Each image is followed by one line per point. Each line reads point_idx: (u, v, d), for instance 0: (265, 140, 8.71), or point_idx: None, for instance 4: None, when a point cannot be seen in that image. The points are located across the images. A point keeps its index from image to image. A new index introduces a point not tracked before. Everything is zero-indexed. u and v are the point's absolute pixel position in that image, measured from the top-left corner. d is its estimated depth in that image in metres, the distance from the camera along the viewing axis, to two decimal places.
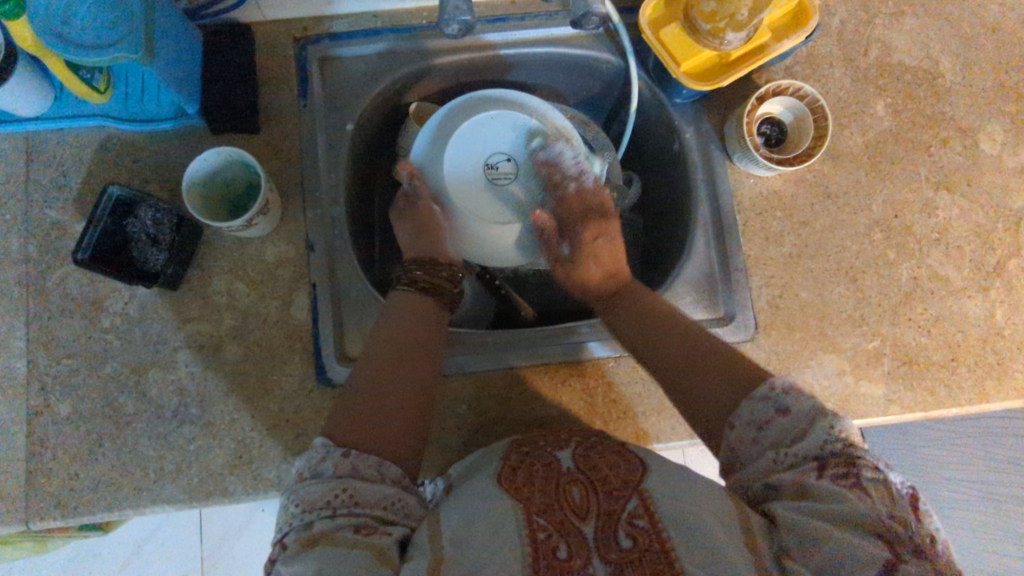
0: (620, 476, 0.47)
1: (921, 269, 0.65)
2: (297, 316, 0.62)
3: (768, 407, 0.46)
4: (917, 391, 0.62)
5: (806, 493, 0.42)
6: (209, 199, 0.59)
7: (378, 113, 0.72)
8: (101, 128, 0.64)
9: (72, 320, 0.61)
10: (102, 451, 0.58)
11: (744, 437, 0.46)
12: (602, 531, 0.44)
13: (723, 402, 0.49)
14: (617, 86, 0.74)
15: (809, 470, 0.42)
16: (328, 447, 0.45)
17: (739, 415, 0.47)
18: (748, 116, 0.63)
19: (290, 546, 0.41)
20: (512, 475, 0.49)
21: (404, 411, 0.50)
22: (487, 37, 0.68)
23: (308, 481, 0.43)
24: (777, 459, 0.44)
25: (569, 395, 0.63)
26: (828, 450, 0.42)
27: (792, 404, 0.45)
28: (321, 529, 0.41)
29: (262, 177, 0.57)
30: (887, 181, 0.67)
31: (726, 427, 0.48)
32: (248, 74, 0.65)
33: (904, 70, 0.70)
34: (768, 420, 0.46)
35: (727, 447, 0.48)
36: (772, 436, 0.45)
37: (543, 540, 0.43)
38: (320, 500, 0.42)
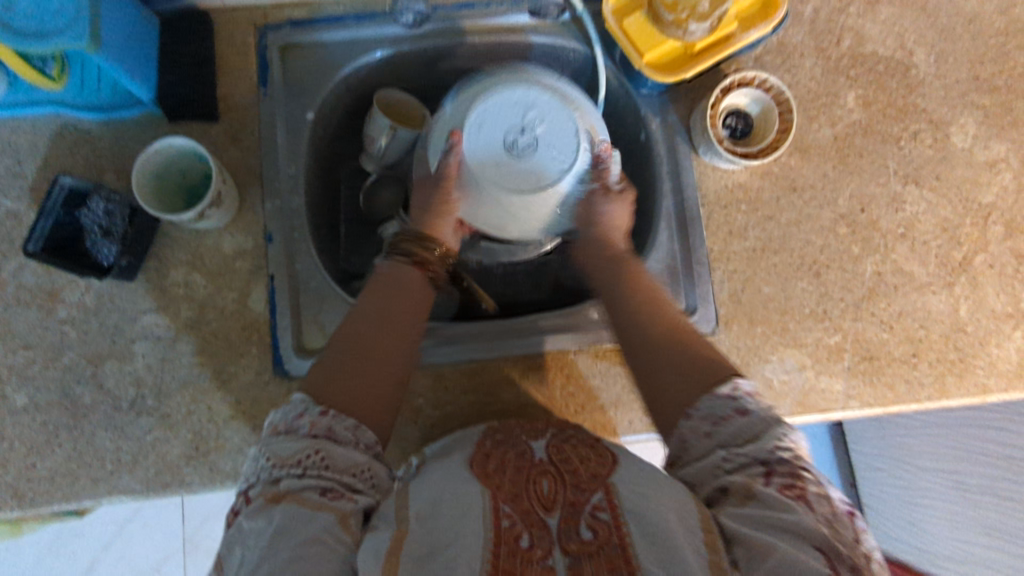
0: (590, 468, 0.46)
1: (886, 263, 0.65)
2: (254, 308, 0.62)
3: (727, 406, 0.46)
4: (876, 387, 0.62)
5: (752, 498, 0.41)
6: (161, 188, 0.58)
7: (341, 101, 0.71)
8: (56, 116, 0.63)
9: (28, 311, 0.61)
10: (59, 442, 0.58)
11: (699, 430, 0.46)
12: (565, 523, 0.42)
13: (685, 391, 0.48)
14: (586, 75, 0.73)
15: (757, 474, 0.42)
16: (306, 404, 0.46)
17: (698, 407, 0.46)
18: (711, 108, 0.62)
19: (255, 500, 0.41)
20: (483, 462, 0.48)
21: (383, 381, 0.50)
22: (453, 24, 0.67)
23: (280, 437, 0.44)
24: (726, 457, 0.44)
25: (528, 388, 0.63)
26: (777, 456, 0.42)
27: (752, 407, 0.45)
28: (288, 488, 0.41)
29: (212, 166, 0.56)
30: (855, 174, 0.66)
31: (681, 416, 0.47)
32: (206, 61, 0.64)
33: (877, 60, 0.68)
34: (727, 418, 0.45)
35: (679, 436, 0.47)
36: (727, 434, 0.44)
37: (506, 530, 0.41)
38: (292, 457, 0.42)
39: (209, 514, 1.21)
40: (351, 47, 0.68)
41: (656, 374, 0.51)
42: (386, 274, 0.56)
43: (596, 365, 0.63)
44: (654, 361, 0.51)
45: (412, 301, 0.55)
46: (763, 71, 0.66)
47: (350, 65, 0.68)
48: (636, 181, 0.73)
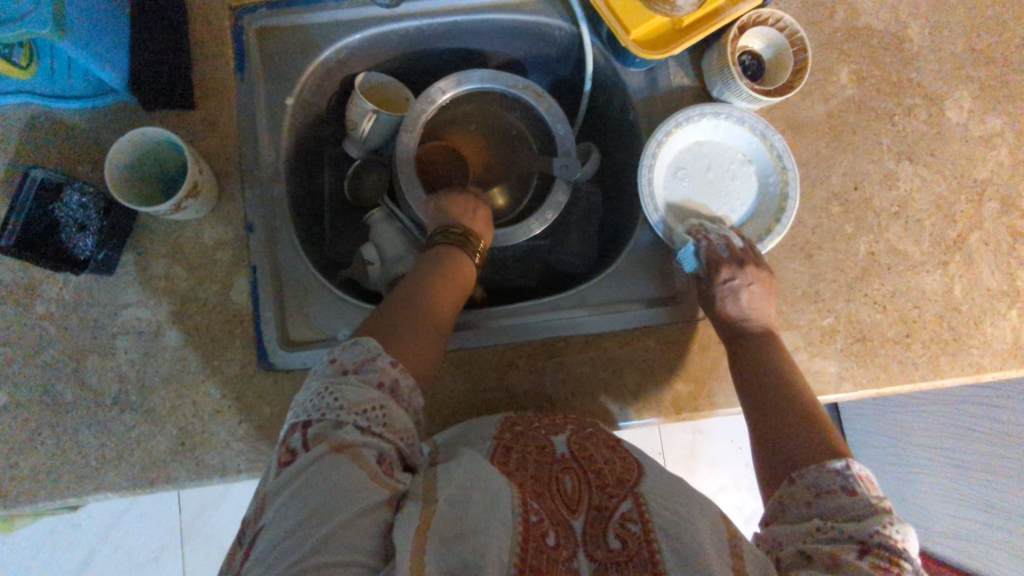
0: (615, 473, 0.48)
1: (880, 243, 0.64)
2: (237, 299, 0.60)
3: (834, 478, 0.42)
4: (870, 368, 0.62)
5: (837, 567, 0.36)
6: (136, 179, 0.56)
7: (323, 85, 0.69)
8: (28, 105, 0.61)
9: (4, 307, 0.59)
10: (42, 439, 0.58)
11: (800, 499, 0.43)
12: (591, 528, 0.44)
13: (799, 456, 0.45)
14: (573, 54, 0.71)
15: (850, 547, 0.38)
16: (376, 350, 0.46)
17: (804, 474, 0.44)
18: (733, 44, 0.58)
19: (314, 445, 0.39)
20: (504, 457, 0.48)
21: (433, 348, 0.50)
22: (433, 3, 0.65)
23: (348, 380, 0.43)
24: (822, 527, 0.40)
25: (518, 376, 0.61)
26: (876, 539, 0.37)
27: (865, 493, 0.41)
28: (351, 439, 0.40)
29: (189, 156, 0.54)
30: (848, 152, 0.65)
31: (787, 478, 0.45)
32: (179, 46, 0.62)
33: (870, 34, 0.67)
34: (829, 493, 0.42)
35: (778, 500, 0.44)
36: (828, 510, 0.41)
37: (533, 523, 0.41)
38: (360, 405, 0.42)
39: (204, 502, 1.21)
40: (330, 29, 0.66)
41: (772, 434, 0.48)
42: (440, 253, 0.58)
43: (586, 351, 0.62)
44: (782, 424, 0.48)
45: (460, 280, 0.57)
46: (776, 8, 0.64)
47: (330, 48, 0.66)
48: (625, 163, 0.71)
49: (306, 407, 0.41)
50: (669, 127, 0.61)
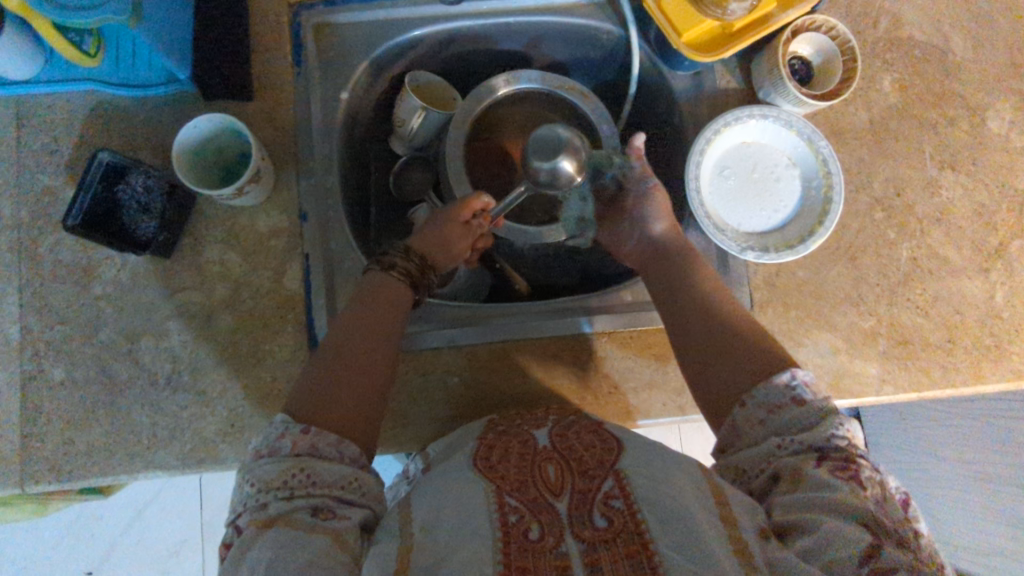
0: (596, 457, 0.47)
1: (921, 248, 0.64)
2: (289, 286, 0.62)
3: (781, 393, 0.47)
4: (911, 371, 0.62)
5: (802, 479, 0.43)
6: (200, 166, 0.58)
7: (374, 82, 0.71)
8: (91, 93, 0.63)
9: (64, 286, 0.61)
10: (97, 416, 0.59)
11: (752, 419, 0.47)
12: (576, 510, 0.43)
13: (742, 377, 0.50)
14: (618, 57, 0.72)
15: (810, 457, 0.44)
16: (287, 424, 0.46)
17: (754, 396, 0.48)
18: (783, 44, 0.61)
19: (247, 529, 0.41)
20: (487, 454, 0.50)
21: (363, 398, 0.50)
22: (484, 5, 0.67)
23: (262, 462, 0.45)
24: (781, 445, 0.45)
25: (561, 369, 0.62)
26: (832, 443, 0.44)
27: (811, 399, 0.46)
28: (278, 511, 0.42)
29: (252, 143, 0.56)
30: (891, 159, 0.65)
31: (737, 404, 0.49)
32: (239, 39, 0.64)
33: (913, 44, 0.68)
34: (782, 408, 0.46)
35: (732, 424, 0.48)
36: (783, 423, 0.46)
37: (514, 523, 0.42)
38: (277, 480, 0.43)
39: (227, 496, 1.21)
40: (384, 28, 0.68)
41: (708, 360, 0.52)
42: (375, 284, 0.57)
43: (629, 346, 0.63)
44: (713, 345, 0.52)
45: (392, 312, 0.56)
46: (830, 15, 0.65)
47: (383, 45, 0.68)
48: (667, 165, 0.72)
49: (232, 504, 0.44)
50: (719, 125, 0.63)
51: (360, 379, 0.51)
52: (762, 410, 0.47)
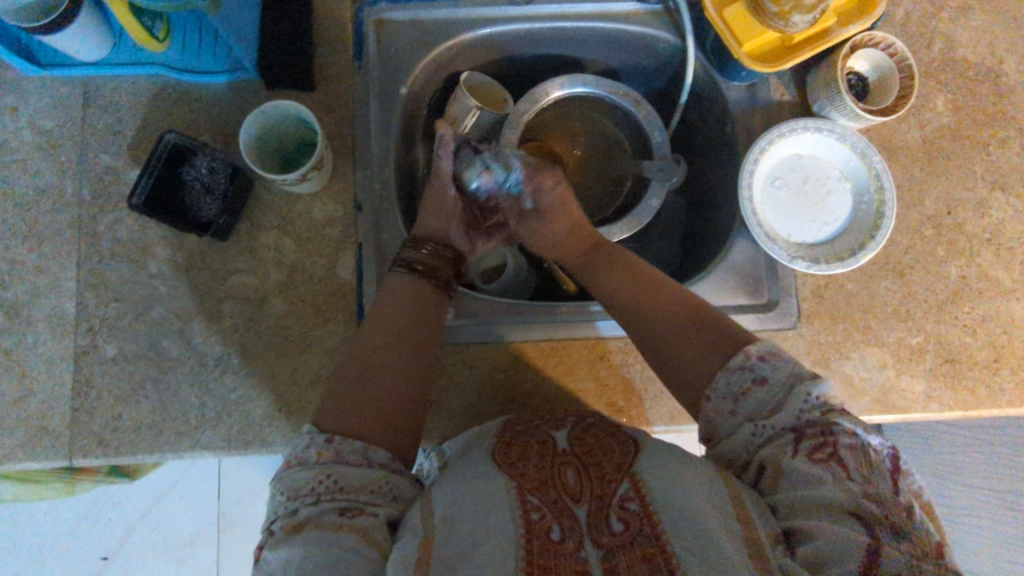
0: (614, 461, 0.47)
1: (970, 267, 0.64)
2: (342, 275, 0.62)
3: (744, 376, 0.47)
4: (958, 390, 0.62)
5: (784, 471, 0.43)
6: (263, 150, 0.60)
7: (430, 80, 0.72)
8: (157, 78, 0.64)
9: (120, 264, 0.61)
10: (146, 394, 0.59)
11: (722, 411, 0.47)
12: (594, 517, 0.43)
13: (706, 366, 0.49)
14: (671, 66, 0.73)
15: (787, 442, 0.44)
16: (314, 434, 0.47)
17: (716, 386, 0.48)
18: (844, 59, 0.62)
19: (278, 533, 0.42)
20: (505, 452, 0.49)
21: (390, 399, 0.50)
22: (544, 8, 0.68)
23: (292, 469, 0.45)
24: (756, 431, 0.46)
25: (608, 371, 0.63)
26: (805, 420, 0.44)
27: (771, 376, 0.46)
28: (307, 515, 0.42)
29: (319, 133, 0.58)
30: (942, 177, 0.66)
31: (704, 396, 0.48)
32: (304, 30, 0.65)
33: (967, 65, 0.68)
34: (746, 392, 0.47)
35: (704, 416, 0.48)
36: (750, 409, 0.46)
37: (536, 522, 0.42)
38: (305, 487, 0.44)
39: (243, 489, 1.21)
40: (444, 27, 0.69)
41: (665, 350, 0.52)
42: (392, 290, 0.58)
43: None
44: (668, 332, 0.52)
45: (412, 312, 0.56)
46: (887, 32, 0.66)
47: (442, 43, 0.69)
48: (715, 175, 0.73)
49: (266, 510, 0.44)
50: (773, 136, 0.64)
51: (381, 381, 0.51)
52: (732, 401, 0.47)
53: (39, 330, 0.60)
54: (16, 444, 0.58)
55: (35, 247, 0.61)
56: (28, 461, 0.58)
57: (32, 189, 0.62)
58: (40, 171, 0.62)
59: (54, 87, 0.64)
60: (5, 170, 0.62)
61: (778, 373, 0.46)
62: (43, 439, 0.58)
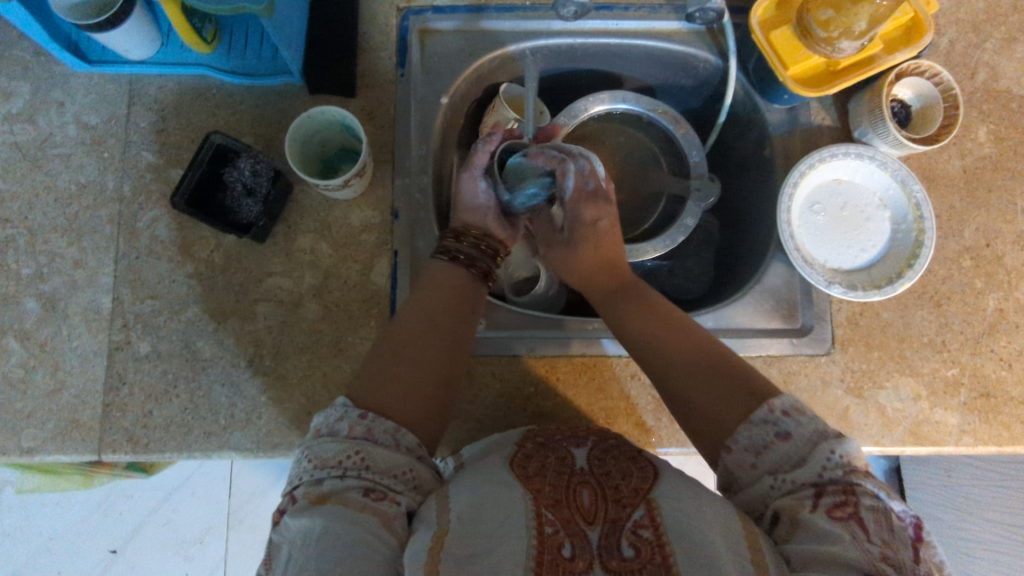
0: (631, 485, 0.46)
1: (1008, 301, 0.64)
2: (376, 281, 0.62)
3: (767, 431, 0.45)
4: (993, 425, 0.61)
5: (801, 525, 0.41)
6: (306, 152, 0.60)
7: (470, 90, 0.72)
8: (203, 78, 0.65)
9: (157, 261, 0.62)
10: (177, 392, 0.59)
11: (743, 463, 0.45)
12: (606, 539, 0.43)
13: (724, 419, 0.47)
14: (711, 86, 0.73)
15: (806, 496, 0.42)
16: (347, 407, 0.46)
17: (737, 439, 0.46)
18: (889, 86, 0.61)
19: (300, 499, 0.42)
20: (524, 462, 0.49)
21: (423, 389, 0.50)
22: (590, 23, 0.68)
23: (323, 439, 0.45)
24: (775, 485, 0.44)
25: (638, 389, 0.62)
26: (827, 477, 0.42)
27: (794, 431, 0.44)
28: (332, 487, 0.42)
29: (363, 139, 0.58)
30: (982, 209, 0.65)
31: (722, 449, 0.46)
32: (350, 37, 0.65)
33: (1011, 97, 0.68)
34: (767, 446, 0.45)
35: (726, 469, 0.47)
36: (772, 463, 0.44)
37: (549, 535, 0.42)
38: (333, 458, 0.43)
39: (254, 488, 1.21)
40: (487, 39, 0.69)
41: (678, 394, 0.50)
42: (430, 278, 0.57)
43: None
44: (682, 376, 0.50)
45: (448, 303, 0.55)
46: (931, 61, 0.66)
47: (484, 55, 0.69)
48: (750, 196, 0.73)
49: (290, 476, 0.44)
50: (814, 160, 0.63)
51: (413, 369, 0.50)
52: (752, 453, 0.45)
53: (75, 324, 0.60)
54: (47, 436, 0.58)
55: (75, 242, 0.62)
56: (58, 453, 0.58)
57: (74, 184, 0.63)
58: (84, 166, 0.63)
59: (100, 84, 0.65)
60: (49, 163, 0.63)
61: (803, 428, 0.44)
62: (74, 432, 0.58)
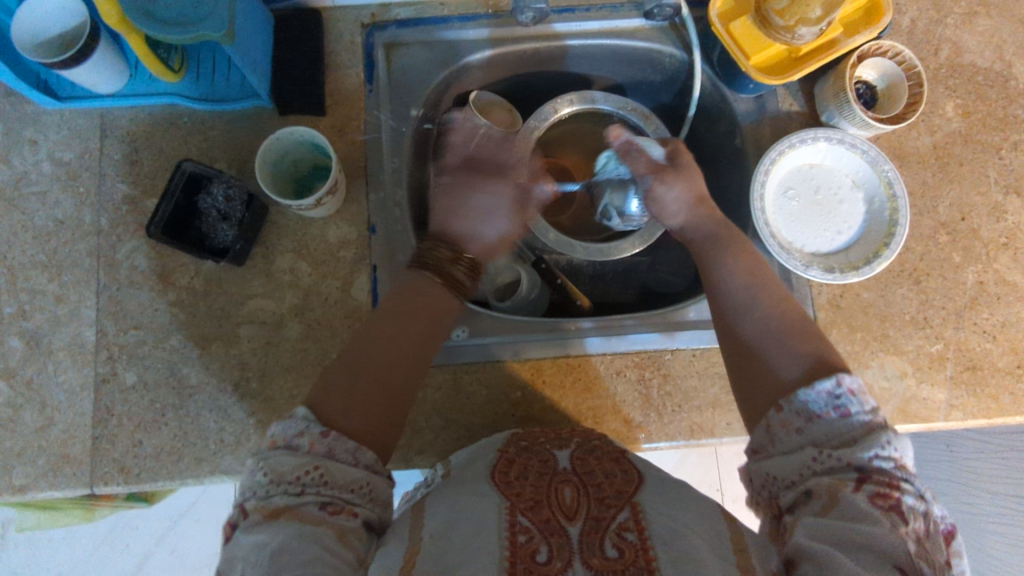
0: (615, 486, 0.47)
1: (988, 273, 0.64)
2: (357, 296, 0.63)
3: (825, 402, 0.44)
4: (980, 398, 0.61)
5: (835, 503, 0.39)
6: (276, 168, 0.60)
7: (440, 100, 0.72)
8: (174, 106, 0.65)
9: (139, 291, 0.62)
10: (165, 421, 0.60)
11: (790, 426, 0.45)
12: (587, 536, 0.42)
13: (781, 382, 0.47)
14: (680, 80, 0.74)
15: (847, 479, 0.40)
16: (308, 421, 0.46)
17: (790, 399, 0.46)
18: (852, 70, 0.62)
19: (250, 515, 0.41)
20: (505, 468, 0.49)
21: (382, 407, 0.49)
22: (554, 28, 0.69)
23: (278, 453, 0.44)
24: (816, 458, 0.43)
25: (624, 386, 0.62)
26: (874, 465, 0.40)
27: (854, 413, 0.43)
28: (286, 503, 0.41)
29: (333, 162, 0.59)
30: (955, 183, 0.66)
31: (772, 408, 0.47)
32: (318, 56, 0.66)
33: (976, 71, 0.68)
34: (821, 416, 0.44)
35: (767, 428, 0.46)
36: (819, 434, 0.43)
37: (522, 544, 0.41)
38: (289, 473, 0.43)
39: None
40: (454, 49, 0.70)
41: (745, 345, 0.51)
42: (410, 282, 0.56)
43: (694, 364, 0.63)
44: (749, 328, 0.51)
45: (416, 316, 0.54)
46: (894, 41, 0.67)
47: (452, 65, 0.70)
48: (726, 186, 0.73)
49: (242, 486, 0.43)
50: (783, 147, 0.64)
51: (375, 385, 0.50)
52: (804, 418, 0.44)
53: (60, 359, 0.61)
54: (38, 473, 0.59)
55: (56, 277, 0.62)
56: (50, 489, 0.58)
57: (52, 221, 0.63)
58: (60, 202, 0.63)
59: (71, 119, 0.65)
60: (25, 202, 0.63)
61: (863, 415, 0.43)
62: (64, 467, 0.59)
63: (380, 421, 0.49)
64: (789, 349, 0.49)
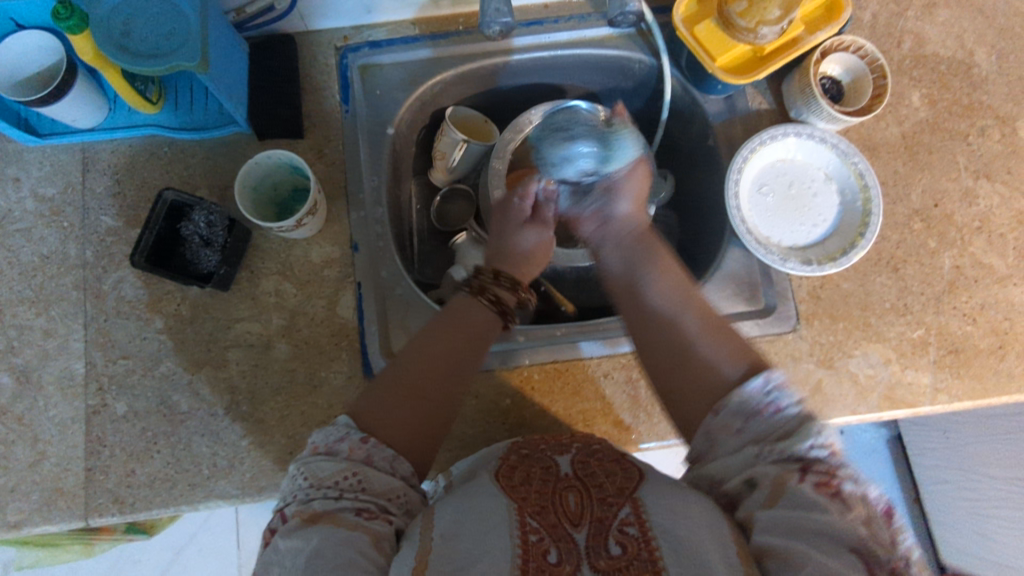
0: (616, 484, 0.47)
1: (964, 257, 0.65)
2: (343, 314, 0.63)
3: (757, 400, 0.45)
4: (964, 380, 0.62)
5: (781, 495, 0.40)
6: (273, 175, 0.62)
7: (416, 117, 0.74)
8: (153, 137, 0.66)
9: (127, 321, 0.62)
10: (158, 449, 0.60)
11: (729, 429, 0.45)
12: (593, 540, 0.42)
13: (717, 382, 0.48)
14: (651, 85, 0.76)
15: (792, 469, 0.41)
16: (350, 427, 0.46)
17: (725, 406, 0.46)
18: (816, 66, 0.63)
19: (290, 519, 0.42)
20: (509, 474, 0.49)
21: (424, 427, 0.49)
22: (523, 40, 0.70)
23: (318, 458, 0.45)
24: (760, 453, 0.43)
25: (613, 388, 0.63)
26: (813, 455, 0.42)
27: (784, 405, 0.44)
28: (326, 508, 0.42)
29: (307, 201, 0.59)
30: (926, 171, 0.67)
31: (710, 412, 0.47)
32: (293, 82, 0.67)
33: (938, 60, 0.69)
34: (759, 414, 0.45)
35: (706, 434, 0.47)
36: (761, 431, 0.44)
37: (533, 543, 0.42)
38: (329, 478, 0.43)
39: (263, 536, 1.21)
40: (428, 66, 0.71)
41: (682, 351, 0.50)
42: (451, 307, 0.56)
43: None
44: (670, 333, 0.52)
45: (455, 343, 0.53)
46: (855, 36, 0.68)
47: (426, 82, 0.71)
48: (702, 185, 0.74)
49: (283, 491, 0.44)
50: (754, 145, 0.65)
51: (419, 406, 0.49)
52: (741, 419, 0.45)
53: (50, 393, 0.61)
54: (33, 508, 0.58)
55: (43, 312, 0.63)
56: (45, 524, 0.58)
57: (38, 256, 0.64)
58: (45, 237, 0.64)
59: (53, 155, 0.66)
60: (10, 239, 0.64)
61: (795, 407, 0.44)
62: (58, 501, 0.59)
63: (421, 434, 0.48)
64: (718, 350, 0.49)
